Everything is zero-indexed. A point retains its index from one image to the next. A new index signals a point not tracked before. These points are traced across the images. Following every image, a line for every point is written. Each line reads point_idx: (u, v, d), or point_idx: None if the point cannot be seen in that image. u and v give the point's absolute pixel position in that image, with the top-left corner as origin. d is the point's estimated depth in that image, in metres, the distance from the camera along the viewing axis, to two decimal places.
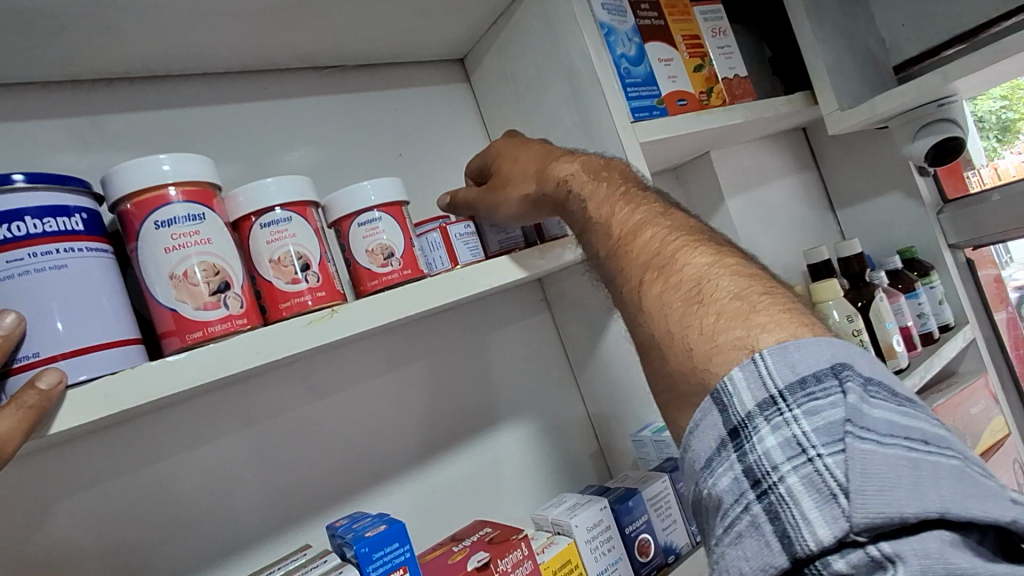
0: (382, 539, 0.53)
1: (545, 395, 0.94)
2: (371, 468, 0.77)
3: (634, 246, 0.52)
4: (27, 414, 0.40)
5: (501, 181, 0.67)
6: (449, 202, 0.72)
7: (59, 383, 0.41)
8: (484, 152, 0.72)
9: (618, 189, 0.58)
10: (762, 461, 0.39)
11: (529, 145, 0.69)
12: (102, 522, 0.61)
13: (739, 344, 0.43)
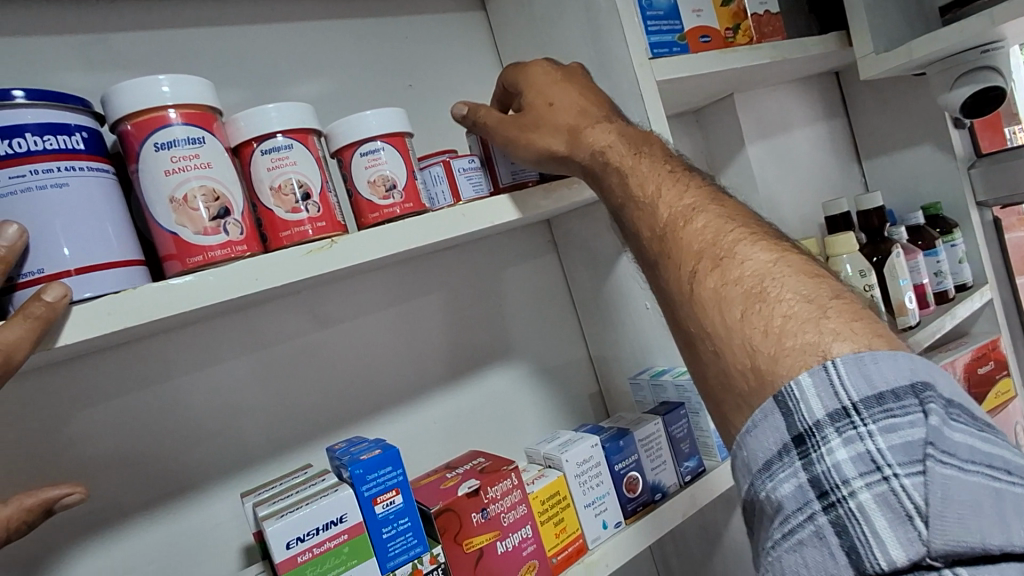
0: (376, 463, 0.54)
1: (547, 335, 0.95)
2: (373, 397, 0.79)
3: (685, 233, 0.50)
4: (34, 324, 0.41)
5: (534, 122, 0.63)
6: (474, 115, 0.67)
7: (65, 297, 0.42)
8: (519, 70, 0.67)
9: (659, 165, 0.57)
10: (831, 473, 0.38)
11: (565, 86, 0.64)
12: (114, 433, 0.64)
13: (809, 348, 0.41)
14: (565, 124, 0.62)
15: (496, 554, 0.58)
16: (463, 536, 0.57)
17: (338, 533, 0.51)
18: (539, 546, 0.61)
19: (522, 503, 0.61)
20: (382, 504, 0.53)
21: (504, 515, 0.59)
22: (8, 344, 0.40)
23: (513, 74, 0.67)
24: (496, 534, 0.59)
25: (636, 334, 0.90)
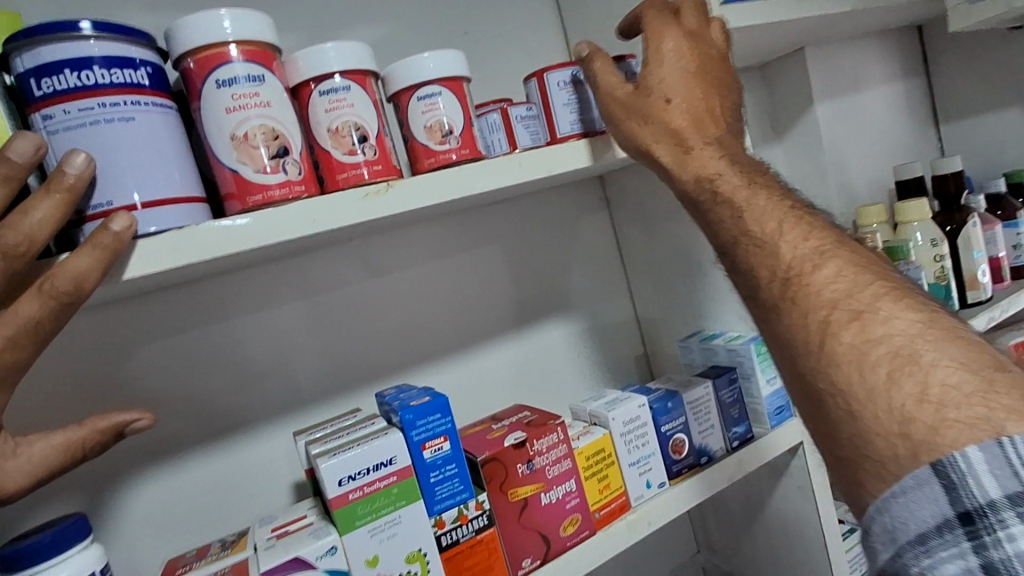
0: (425, 409, 0.54)
1: (594, 294, 0.93)
2: (420, 347, 0.80)
3: (814, 281, 0.45)
4: (103, 254, 0.41)
5: (647, 118, 0.58)
6: (590, 66, 0.60)
7: (131, 227, 0.42)
8: (657, 31, 0.58)
9: (774, 198, 0.51)
10: (1007, 562, 0.33)
11: (691, 77, 0.58)
12: (173, 369, 0.67)
13: (977, 424, 0.36)
14: (673, 131, 0.57)
15: (540, 505, 0.59)
16: (508, 485, 0.57)
17: (387, 475, 0.52)
18: (582, 501, 0.61)
19: (567, 458, 0.61)
20: (430, 450, 0.54)
21: (549, 468, 0.60)
22: (78, 272, 0.40)
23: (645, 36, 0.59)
24: (540, 486, 0.59)
25: (688, 297, 0.87)
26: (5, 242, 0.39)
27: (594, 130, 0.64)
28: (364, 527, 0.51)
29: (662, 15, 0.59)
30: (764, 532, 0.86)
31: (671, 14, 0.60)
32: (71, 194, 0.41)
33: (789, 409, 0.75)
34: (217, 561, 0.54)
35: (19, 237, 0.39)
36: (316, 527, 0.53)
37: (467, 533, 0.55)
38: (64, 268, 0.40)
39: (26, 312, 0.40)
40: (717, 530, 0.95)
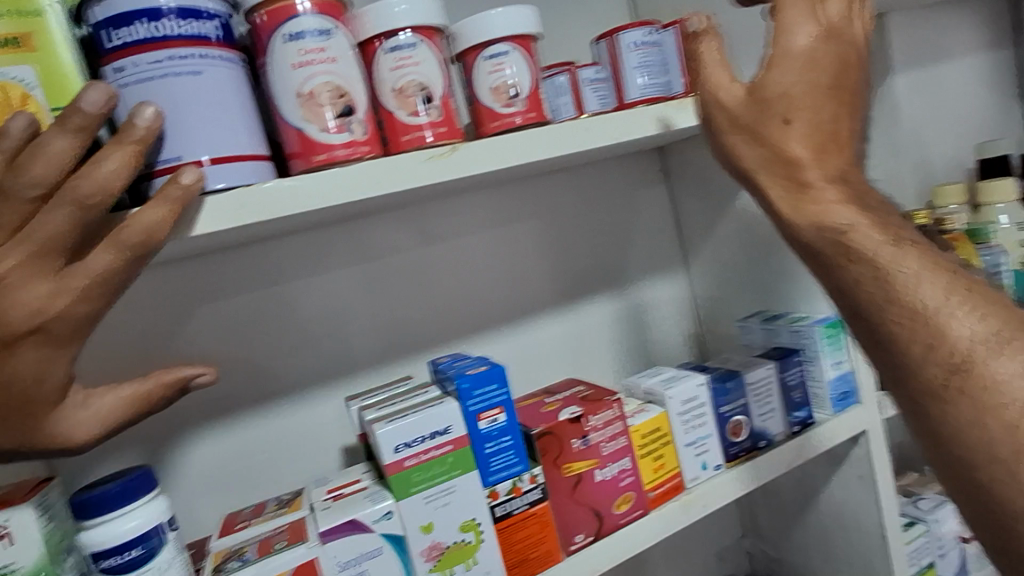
0: (482, 379, 0.53)
1: (648, 270, 0.90)
2: (470, 317, 0.79)
3: (1003, 384, 0.37)
4: (174, 207, 0.40)
5: (756, 138, 0.47)
6: (695, 46, 0.50)
7: (200, 181, 0.41)
8: (789, 22, 0.46)
9: (928, 261, 0.41)
10: None
11: (821, 88, 0.45)
12: (230, 329, 0.68)
13: None
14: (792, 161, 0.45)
15: (594, 482, 0.57)
16: (563, 459, 0.56)
17: (443, 444, 0.51)
18: (637, 479, 0.60)
19: (623, 435, 0.59)
20: (486, 421, 0.53)
21: (604, 445, 0.58)
22: (149, 224, 0.40)
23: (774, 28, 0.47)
24: (595, 462, 0.57)
25: (748, 275, 0.84)
26: (78, 191, 0.38)
27: (671, 93, 0.62)
28: (419, 495, 0.51)
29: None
30: (818, 521, 0.83)
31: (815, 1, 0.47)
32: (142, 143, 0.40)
33: (855, 395, 0.72)
34: (275, 519, 0.54)
35: (92, 186, 0.38)
36: (371, 490, 0.53)
37: (520, 506, 0.54)
38: (136, 219, 0.39)
39: (99, 264, 0.39)
40: (766, 516, 0.92)
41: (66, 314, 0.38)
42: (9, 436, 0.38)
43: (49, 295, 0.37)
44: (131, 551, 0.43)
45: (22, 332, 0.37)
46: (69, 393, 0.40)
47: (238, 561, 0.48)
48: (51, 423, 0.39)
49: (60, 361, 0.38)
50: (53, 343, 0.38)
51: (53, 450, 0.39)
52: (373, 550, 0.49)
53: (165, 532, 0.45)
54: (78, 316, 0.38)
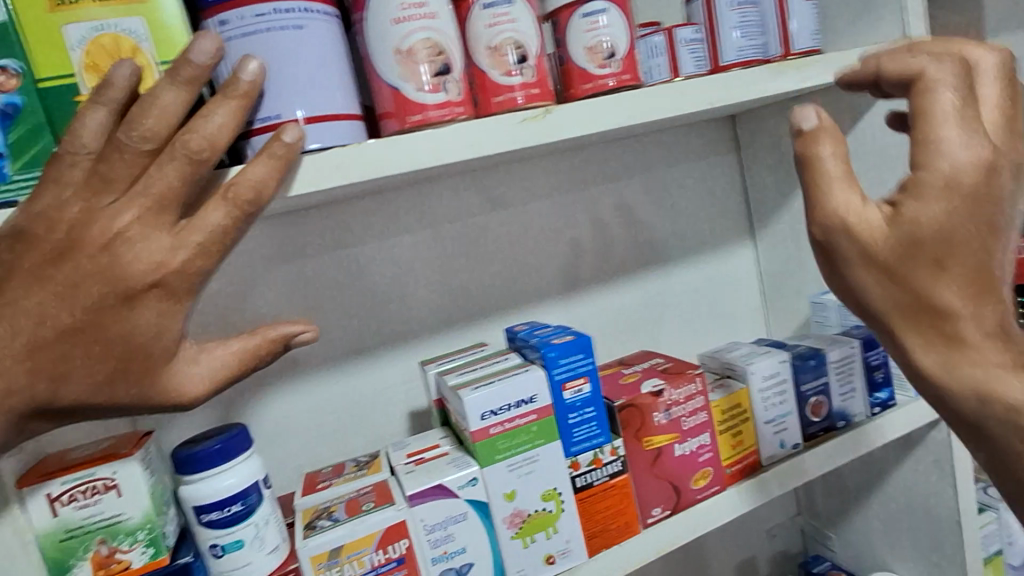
0: (568, 348, 0.52)
1: (715, 242, 0.87)
2: (536, 286, 0.78)
3: None
4: (279, 164, 0.40)
5: (896, 282, 0.39)
6: (811, 147, 0.41)
7: (300, 139, 0.41)
8: (948, 145, 0.37)
9: None
10: None
11: (985, 227, 0.38)
12: (302, 291, 0.68)
13: None
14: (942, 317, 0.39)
15: (673, 456, 0.57)
16: (644, 432, 0.56)
17: (528, 413, 0.51)
18: (715, 455, 0.59)
19: (704, 410, 0.58)
20: (571, 391, 0.52)
21: (684, 419, 0.57)
22: (256, 181, 0.39)
23: (920, 150, 0.38)
24: (676, 436, 0.57)
25: None
26: (189, 146, 0.37)
27: (768, 55, 0.61)
28: (502, 462, 0.50)
29: (960, 112, 0.38)
30: (885, 503, 0.82)
31: (975, 113, 0.38)
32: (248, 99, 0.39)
33: None
34: (356, 479, 0.54)
35: (202, 141, 0.37)
36: (454, 456, 0.52)
37: (601, 477, 0.54)
38: (245, 175, 0.39)
39: (212, 220, 0.38)
40: (825, 497, 0.91)
41: (183, 270, 0.38)
42: (129, 390, 0.38)
43: (168, 250, 0.37)
44: (232, 507, 0.43)
45: (145, 286, 0.37)
46: (183, 347, 0.40)
47: (329, 519, 0.48)
48: (167, 376, 0.39)
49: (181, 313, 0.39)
50: (173, 297, 0.38)
51: (168, 405, 0.40)
52: (458, 515, 0.49)
53: (262, 489, 0.45)
54: (195, 271, 0.38)
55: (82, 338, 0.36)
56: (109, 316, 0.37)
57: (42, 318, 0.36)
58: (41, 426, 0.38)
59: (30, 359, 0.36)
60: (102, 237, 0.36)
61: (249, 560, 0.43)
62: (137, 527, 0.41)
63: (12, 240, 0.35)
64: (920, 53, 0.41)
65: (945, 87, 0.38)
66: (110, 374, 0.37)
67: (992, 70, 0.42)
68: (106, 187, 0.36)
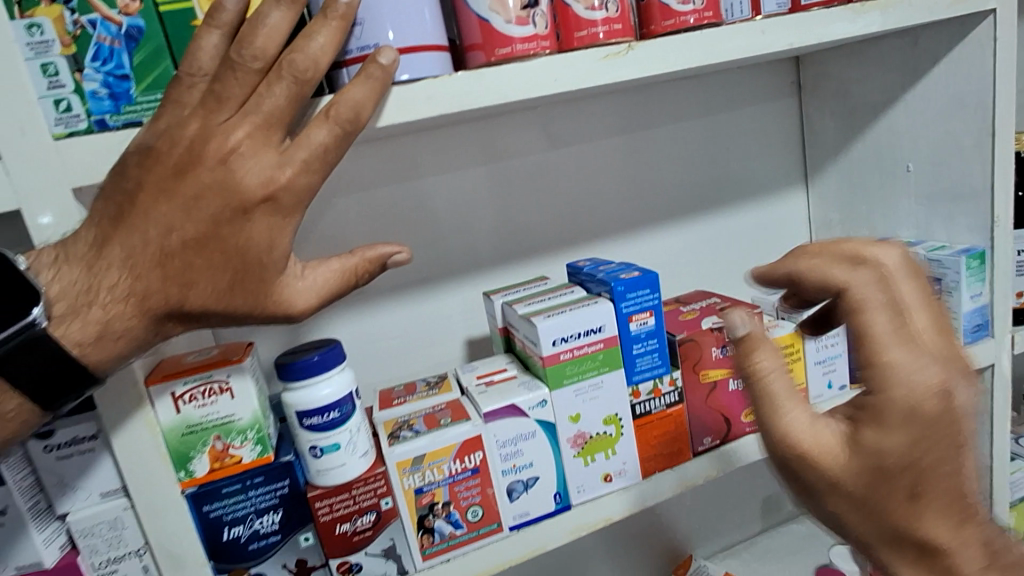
0: (636, 283, 0.55)
1: (768, 188, 0.88)
2: (590, 224, 0.79)
3: None
4: (377, 86, 0.41)
5: (869, 509, 0.37)
6: (752, 363, 0.39)
7: (395, 61, 0.42)
8: (899, 369, 0.36)
9: None
10: None
11: (949, 445, 0.36)
12: (368, 220, 0.71)
13: None
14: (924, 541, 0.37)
15: (727, 390, 0.60)
16: (701, 366, 0.58)
17: (595, 341, 0.54)
18: None
19: None
20: (637, 323, 0.55)
21: None
22: (356, 100, 0.40)
23: (870, 372, 0.37)
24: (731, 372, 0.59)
25: (879, 200, 0.81)
26: (295, 66, 0.38)
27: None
28: (570, 387, 0.54)
29: (895, 325, 0.37)
30: None
31: (907, 329, 0.37)
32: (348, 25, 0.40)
33: (986, 328, 0.72)
34: (428, 398, 0.58)
35: (307, 61, 0.39)
36: (524, 379, 0.56)
37: (658, 406, 0.57)
38: (346, 96, 0.40)
39: (317, 138, 0.40)
40: None
41: (292, 185, 0.40)
42: (244, 299, 0.41)
43: (277, 165, 0.39)
44: (330, 414, 0.47)
45: (258, 199, 0.39)
46: (289, 264, 0.43)
47: (410, 431, 0.52)
48: (276, 287, 0.42)
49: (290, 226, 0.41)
50: (281, 212, 0.40)
51: (278, 317, 0.43)
52: (528, 433, 0.53)
53: (354, 402, 0.49)
54: (301, 186, 0.40)
55: (204, 248, 0.39)
56: (227, 228, 0.39)
57: (168, 228, 0.38)
58: (171, 331, 0.42)
59: (160, 265, 0.39)
60: (218, 153, 0.38)
61: (343, 462, 0.48)
62: (247, 426, 0.46)
63: (140, 155, 0.38)
64: (837, 260, 0.40)
65: (874, 306, 0.37)
66: (228, 282, 0.40)
67: (905, 267, 0.40)
68: (220, 106, 0.38)
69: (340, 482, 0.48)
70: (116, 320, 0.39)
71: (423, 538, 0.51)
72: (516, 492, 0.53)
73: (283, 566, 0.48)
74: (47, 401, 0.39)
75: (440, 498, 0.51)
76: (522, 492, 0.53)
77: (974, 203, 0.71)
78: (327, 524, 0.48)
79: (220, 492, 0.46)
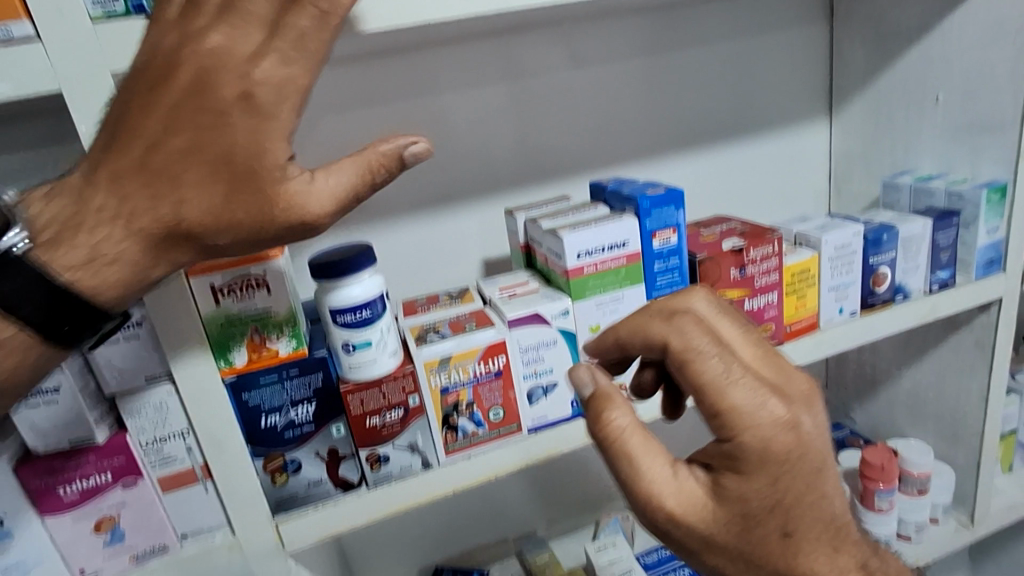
0: (661, 201, 0.55)
1: (790, 118, 0.86)
2: (609, 147, 0.79)
3: None
4: None
5: (741, 554, 0.39)
6: (605, 427, 0.38)
7: None
8: (744, 412, 0.37)
9: None
10: None
11: (805, 475, 0.38)
12: (388, 134, 0.70)
13: None
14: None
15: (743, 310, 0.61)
16: (719, 286, 0.60)
17: (618, 256, 0.55)
18: (780, 314, 0.63)
19: (776, 271, 0.62)
20: (660, 240, 0.56)
21: (758, 278, 0.61)
22: None
23: (719, 421, 0.37)
24: (747, 292, 0.61)
25: (904, 132, 0.80)
26: None
27: None
28: (591, 299, 0.55)
29: (725, 370, 0.37)
30: (914, 379, 0.87)
31: (739, 368, 0.37)
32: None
33: (999, 263, 0.72)
34: (451, 307, 0.60)
35: None
36: (546, 291, 0.57)
37: None
38: None
39: (300, 28, 0.37)
40: (855, 373, 0.97)
41: (272, 81, 0.37)
42: (244, 210, 0.38)
43: (257, 59, 0.36)
44: (362, 312, 0.48)
45: (236, 98, 0.36)
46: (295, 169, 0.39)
47: (437, 334, 0.54)
48: (275, 194, 0.38)
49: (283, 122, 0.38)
50: (261, 107, 0.37)
51: (291, 225, 0.39)
52: (549, 341, 0.55)
53: (384, 302, 0.50)
54: (278, 73, 0.37)
55: (191, 158, 0.37)
56: (211, 132, 0.36)
57: (151, 142, 0.36)
58: (180, 257, 0.40)
59: (145, 180, 0.37)
60: (200, 56, 0.36)
61: (375, 360, 0.50)
62: (283, 320, 0.48)
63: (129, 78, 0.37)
64: (662, 317, 0.40)
65: (705, 353, 0.37)
66: (223, 193, 0.38)
67: (717, 312, 0.43)
68: (199, 13, 0.36)
69: (370, 378, 0.50)
70: (110, 241, 0.38)
71: (447, 434, 0.54)
72: (536, 396, 0.56)
73: (316, 454, 0.51)
74: (58, 340, 0.38)
75: (464, 398, 0.53)
76: (541, 396, 0.56)
77: (1002, 135, 0.70)
78: (358, 416, 0.51)
79: (258, 381, 0.48)
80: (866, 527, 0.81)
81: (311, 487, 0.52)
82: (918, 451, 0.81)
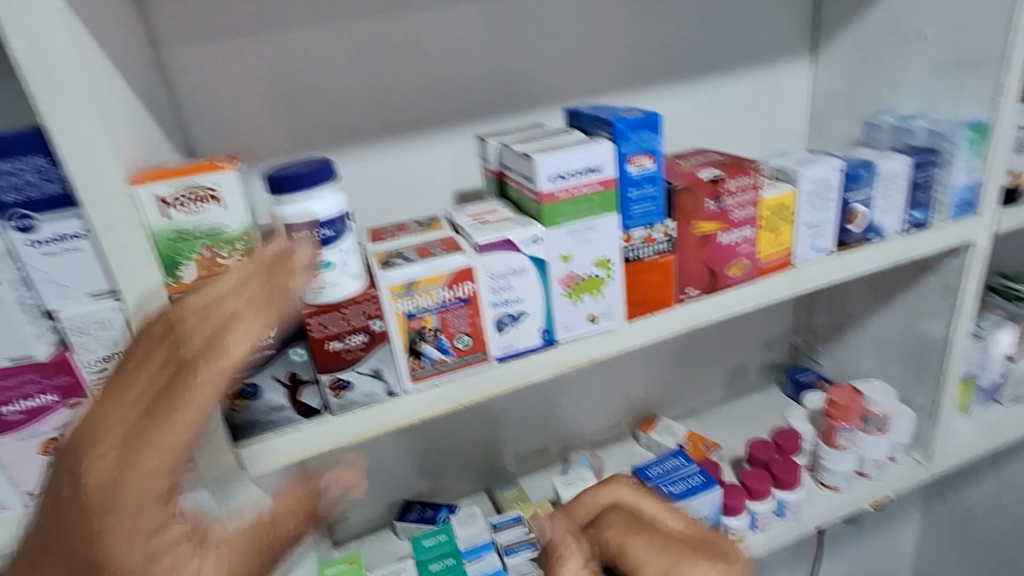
0: (638, 124, 0.54)
1: (774, 54, 0.84)
2: (588, 78, 0.76)
3: None
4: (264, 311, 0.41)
5: None
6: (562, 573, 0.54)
7: (308, 261, 0.44)
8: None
9: None
10: None
11: None
12: (355, 54, 0.65)
13: None
14: None
15: (717, 243, 0.60)
16: (695, 218, 0.58)
17: (592, 182, 0.53)
18: (753, 250, 0.62)
19: (753, 204, 0.61)
20: (635, 165, 0.54)
21: (735, 210, 0.60)
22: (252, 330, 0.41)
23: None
24: (723, 225, 0.60)
25: (889, 71, 0.78)
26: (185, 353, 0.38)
27: None
28: (564, 227, 0.53)
29: (647, 539, 0.54)
30: (882, 324, 0.88)
31: (655, 538, 0.54)
32: (265, 295, 0.42)
33: (973, 205, 0.72)
34: (418, 235, 0.58)
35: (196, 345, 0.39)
36: (517, 217, 0.55)
37: (649, 254, 0.58)
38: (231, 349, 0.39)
39: (175, 430, 0.36)
40: (825, 318, 0.98)
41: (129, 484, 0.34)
42: (104, 543, 0.34)
43: (112, 467, 0.34)
44: (322, 231, 0.47)
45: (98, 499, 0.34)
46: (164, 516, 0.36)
47: (403, 259, 0.52)
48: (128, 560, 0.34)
49: (146, 511, 0.35)
50: (107, 495, 0.34)
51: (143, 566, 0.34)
52: (519, 268, 0.53)
53: (347, 222, 0.48)
54: (114, 470, 0.34)
55: (71, 514, 0.34)
56: (85, 488, 0.34)
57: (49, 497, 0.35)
58: None
59: (63, 457, 0.35)
60: (72, 483, 0.34)
61: (336, 281, 0.48)
62: (236, 237, 0.46)
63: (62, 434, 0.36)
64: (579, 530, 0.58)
65: (629, 534, 0.55)
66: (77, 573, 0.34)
67: (642, 494, 0.60)
68: (115, 400, 0.36)
69: (331, 300, 0.48)
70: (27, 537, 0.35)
71: (413, 361, 0.53)
72: (504, 324, 0.54)
73: (274, 378, 0.50)
74: None
75: (430, 325, 0.52)
76: (510, 325, 0.55)
77: (985, 72, 0.69)
78: (319, 341, 0.49)
79: None
80: (825, 463, 0.83)
81: (272, 412, 0.51)
82: (879, 391, 0.84)
